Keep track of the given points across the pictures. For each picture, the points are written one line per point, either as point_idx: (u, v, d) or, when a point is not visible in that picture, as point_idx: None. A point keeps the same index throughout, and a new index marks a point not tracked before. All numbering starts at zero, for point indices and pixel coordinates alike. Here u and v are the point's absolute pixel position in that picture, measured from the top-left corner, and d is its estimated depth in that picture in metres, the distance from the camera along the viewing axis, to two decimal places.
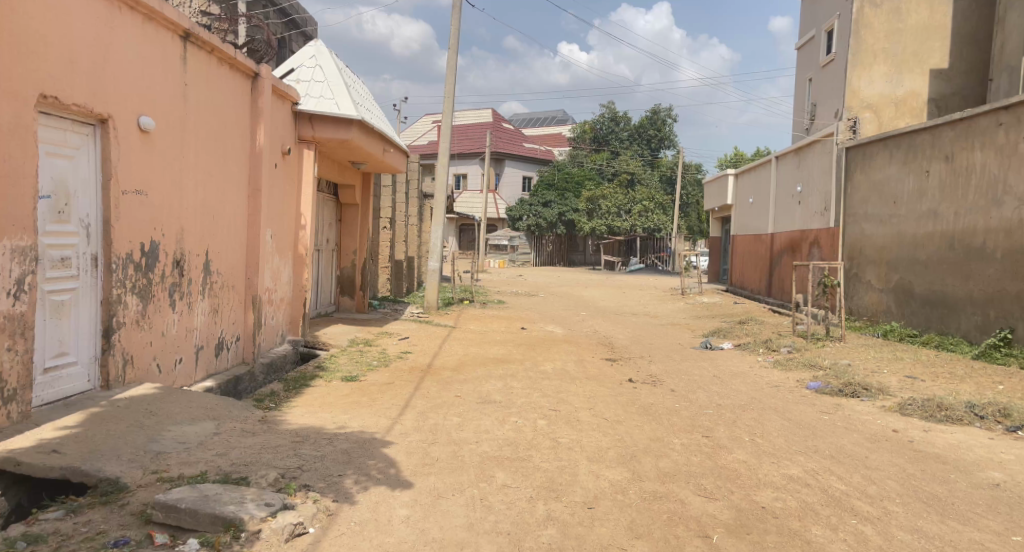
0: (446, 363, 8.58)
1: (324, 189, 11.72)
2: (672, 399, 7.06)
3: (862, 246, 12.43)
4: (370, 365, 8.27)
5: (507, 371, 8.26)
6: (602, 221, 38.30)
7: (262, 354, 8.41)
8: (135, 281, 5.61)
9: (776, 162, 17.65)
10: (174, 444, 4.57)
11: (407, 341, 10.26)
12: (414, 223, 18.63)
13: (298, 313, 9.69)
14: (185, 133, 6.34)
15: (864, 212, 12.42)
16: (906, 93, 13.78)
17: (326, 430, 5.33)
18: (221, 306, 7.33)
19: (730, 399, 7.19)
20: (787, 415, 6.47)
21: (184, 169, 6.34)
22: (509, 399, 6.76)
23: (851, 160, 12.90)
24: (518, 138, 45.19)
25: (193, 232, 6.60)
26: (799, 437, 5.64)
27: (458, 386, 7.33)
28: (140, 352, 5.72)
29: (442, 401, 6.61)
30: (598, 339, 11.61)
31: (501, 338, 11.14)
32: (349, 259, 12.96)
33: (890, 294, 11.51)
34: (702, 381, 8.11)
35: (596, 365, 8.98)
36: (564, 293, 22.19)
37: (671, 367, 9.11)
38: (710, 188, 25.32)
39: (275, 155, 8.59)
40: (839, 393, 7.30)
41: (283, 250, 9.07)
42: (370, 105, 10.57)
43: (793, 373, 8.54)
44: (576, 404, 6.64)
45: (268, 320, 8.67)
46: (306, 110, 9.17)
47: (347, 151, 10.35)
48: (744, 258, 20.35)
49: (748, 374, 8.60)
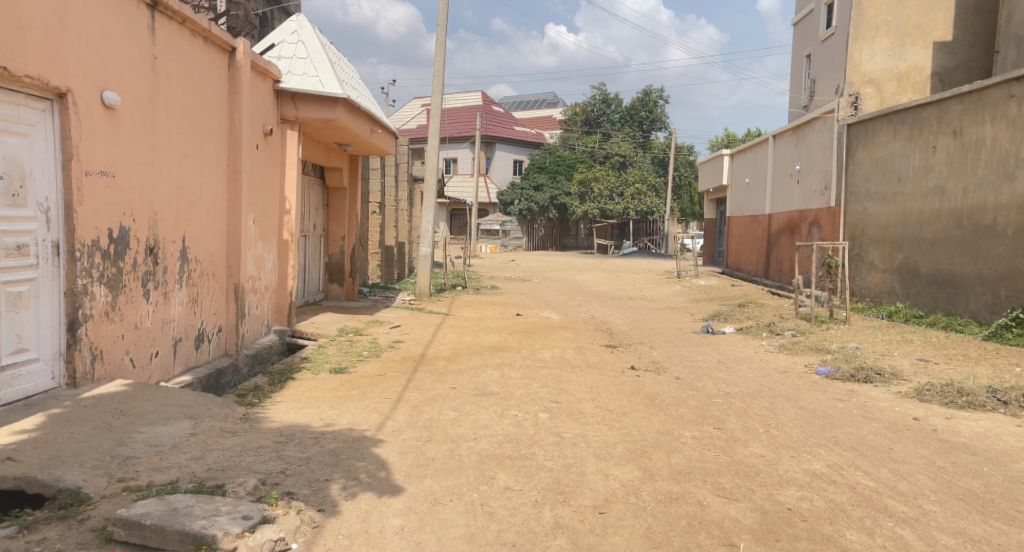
0: (440, 352, 8.22)
1: (310, 173, 11.28)
2: (677, 387, 6.75)
3: (865, 225, 12.13)
4: (359, 356, 7.89)
5: (505, 359, 7.93)
6: (595, 204, 37.44)
7: (247, 345, 8.02)
8: (103, 270, 5.19)
9: (775, 141, 17.23)
10: (144, 448, 4.16)
11: (399, 330, 9.89)
12: (404, 208, 18.15)
13: (285, 302, 9.28)
14: (156, 110, 5.88)
15: (867, 191, 12.10)
16: (909, 66, 13.34)
17: (313, 429, 4.94)
18: (202, 297, 6.93)
19: (738, 386, 6.87)
20: (801, 403, 6.15)
21: (156, 150, 5.91)
22: (507, 390, 6.41)
23: (854, 137, 12.53)
24: (508, 122, 44.59)
25: (167, 218, 6.17)
26: (815, 428, 5.29)
27: (453, 377, 6.97)
28: (110, 346, 5.31)
29: (437, 394, 6.27)
30: (596, 324, 11.30)
31: (496, 325, 10.76)
32: (337, 245, 12.54)
33: (895, 274, 11.21)
34: (706, 368, 7.81)
35: (595, 352, 8.67)
36: (558, 278, 21.86)
37: (673, 353, 8.81)
38: (704, 168, 24.87)
39: (256, 136, 8.12)
40: (851, 379, 6.98)
41: (267, 235, 8.64)
42: (356, 83, 10.13)
43: (801, 358, 8.24)
44: (579, 394, 6.30)
45: (252, 311, 8.27)
46: (288, 88, 8.74)
47: (335, 133, 9.95)
48: (741, 240, 20.00)
49: (753, 359, 8.30)
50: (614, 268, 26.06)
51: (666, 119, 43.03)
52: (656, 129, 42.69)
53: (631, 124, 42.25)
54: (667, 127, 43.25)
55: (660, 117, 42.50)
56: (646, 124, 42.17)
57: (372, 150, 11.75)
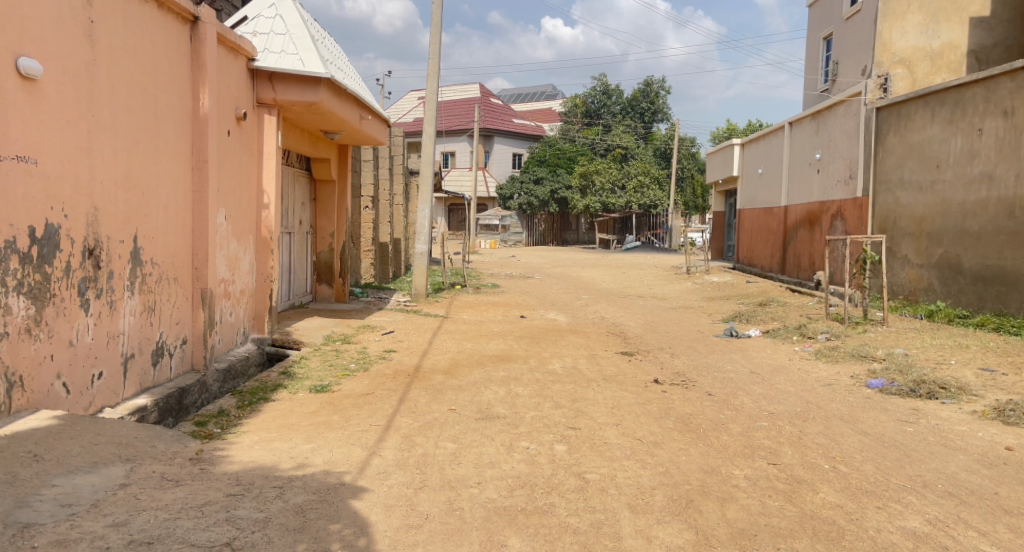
0: (436, 364, 7.28)
1: (295, 164, 10.35)
2: (712, 407, 5.83)
3: (897, 216, 11.19)
4: (345, 370, 6.93)
5: (511, 372, 7.00)
6: (597, 198, 36.39)
7: (218, 358, 7.05)
8: (21, 277, 4.22)
9: (791, 128, 16.28)
10: (51, 510, 3.18)
11: (392, 336, 8.95)
12: (399, 202, 17.19)
13: (263, 307, 8.28)
14: (94, 85, 4.91)
15: (899, 179, 11.15)
16: (943, 45, 12.34)
17: (280, 472, 4.00)
18: (161, 305, 5.95)
19: (782, 404, 5.95)
20: (861, 427, 5.24)
21: (95, 132, 4.93)
22: (515, 414, 5.51)
23: (885, 121, 11.56)
24: (507, 114, 43.66)
25: (112, 213, 5.18)
26: (891, 462, 4.38)
27: (452, 397, 6.05)
28: (34, 371, 4.31)
29: (433, 419, 5.34)
30: (608, 328, 10.36)
31: (499, 329, 9.82)
32: (326, 243, 11.59)
33: (934, 271, 10.27)
34: (740, 380, 6.90)
35: (611, 362, 7.75)
36: (561, 275, 20.90)
37: (699, 362, 7.88)
38: (712, 159, 23.96)
39: (226, 120, 7.13)
40: (911, 394, 6.06)
41: (241, 233, 7.67)
42: (342, 65, 9.17)
43: (844, 366, 7.32)
44: (600, 418, 5.38)
45: (225, 318, 7.31)
46: (264, 67, 7.78)
47: (319, 119, 9.02)
48: (754, 234, 19.11)
49: (789, 369, 7.37)
50: (619, 264, 25.19)
51: (668, 110, 42.08)
52: (658, 120, 41.76)
53: (632, 116, 41.31)
54: (669, 118, 42.32)
55: (661, 108, 41.63)
56: (648, 115, 41.24)
57: (363, 138, 10.83)
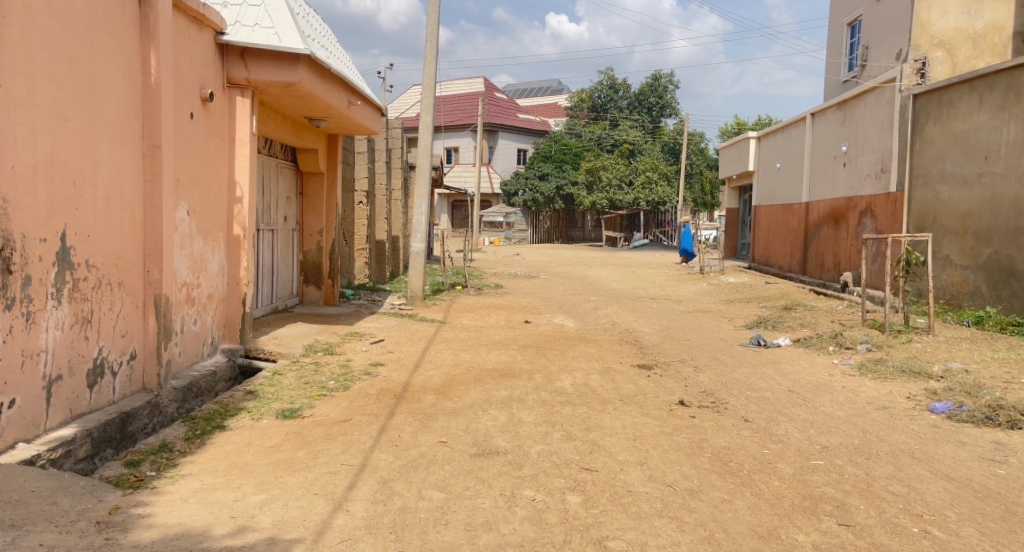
0: (429, 381, 6.36)
1: (277, 154, 9.46)
2: (754, 438, 4.91)
3: (937, 212, 10.22)
4: (322, 389, 6.01)
5: (515, 392, 6.08)
6: (604, 194, 35.30)
7: (177, 374, 6.13)
8: None
9: (813, 119, 15.29)
10: None
11: (381, 347, 8.02)
12: (398, 198, 16.27)
13: (236, 314, 7.38)
14: (6, 48, 3.99)
15: (940, 172, 10.16)
16: (987, 26, 11.36)
17: (211, 541, 3.06)
18: (101, 316, 5.02)
19: (834, 434, 5.02)
20: (941, 468, 4.29)
21: (5, 106, 4.01)
22: (519, 449, 4.59)
23: (924, 109, 10.58)
24: (512, 109, 42.70)
25: (29, 205, 4.24)
26: (998, 526, 3.44)
27: (444, 424, 5.12)
28: None
29: (419, 456, 4.42)
30: (621, 335, 9.42)
31: (501, 337, 8.88)
32: (314, 242, 10.69)
33: (981, 273, 9.31)
34: (780, 402, 5.97)
35: (628, 378, 6.82)
36: (567, 274, 19.94)
37: (727, 377, 6.95)
38: (725, 154, 22.98)
39: (187, 101, 6.21)
40: (988, 423, 5.11)
41: (207, 231, 6.75)
42: (326, 42, 8.27)
43: (896, 384, 6.39)
44: (620, 456, 4.47)
45: (186, 327, 6.39)
46: (234, 42, 6.88)
47: (301, 103, 8.12)
48: (771, 232, 18.12)
49: (833, 388, 6.41)
50: (628, 263, 24.24)
51: (677, 105, 41.06)
52: (666, 116, 40.70)
53: (639, 111, 40.32)
54: (677, 113, 41.28)
55: (669, 103, 40.63)
56: (656, 110, 40.20)
57: (353, 127, 9.92)
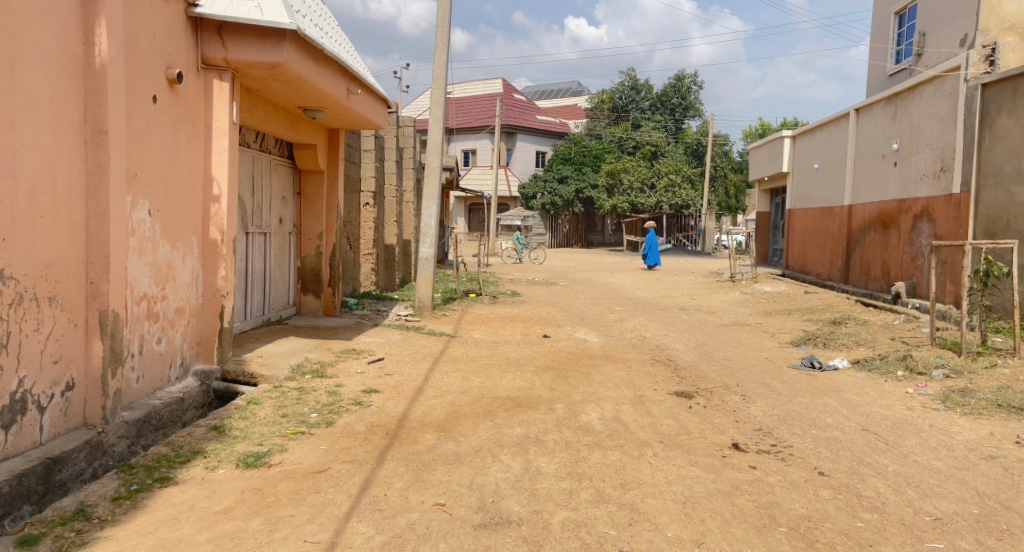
0: (429, 414, 5.34)
1: (269, 149, 8.55)
2: (839, 503, 3.82)
3: (1012, 215, 9.01)
4: (302, 424, 5.01)
5: (532, 429, 5.03)
6: (624, 197, 33.98)
7: (132, 404, 5.16)
8: None
9: (857, 115, 14.11)
10: None
11: (379, 368, 7.01)
12: (409, 200, 15.33)
13: (212, 330, 6.44)
14: None
15: (1016, 170, 8.95)
16: None
17: None
18: (21, 341, 4.05)
19: (942, 498, 3.91)
20: None
21: None
22: (538, 518, 3.54)
23: (995, 99, 9.38)
24: (530, 110, 41.78)
25: None
26: None
27: (443, 477, 4.09)
28: None
29: (408, 528, 3.39)
30: (651, 353, 8.34)
31: (516, 355, 7.83)
32: (312, 246, 9.75)
33: None
34: (856, 446, 4.87)
35: (666, 410, 5.75)
36: (589, 281, 18.89)
37: (783, 410, 5.86)
38: (755, 156, 21.85)
39: (147, 80, 5.26)
40: None
41: (174, 235, 5.80)
42: (320, 21, 7.32)
43: (997, 425, 5.24)
44: (670, 531, 3.41)
45: (147, 347, 5.44)
46: (209, 16, 5.94)
47: (291, 90, 7.18)
48: (807, 237, 16.89)
49: (918, 428, 5.28)
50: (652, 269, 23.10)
51: (700, 106, 39.74)
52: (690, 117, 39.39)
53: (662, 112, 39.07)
54: (701, 115, 39.97)
55: (693, 104, 39.33)
56: (679, 111, 38.91)
57: (354, 120, 8.95)
